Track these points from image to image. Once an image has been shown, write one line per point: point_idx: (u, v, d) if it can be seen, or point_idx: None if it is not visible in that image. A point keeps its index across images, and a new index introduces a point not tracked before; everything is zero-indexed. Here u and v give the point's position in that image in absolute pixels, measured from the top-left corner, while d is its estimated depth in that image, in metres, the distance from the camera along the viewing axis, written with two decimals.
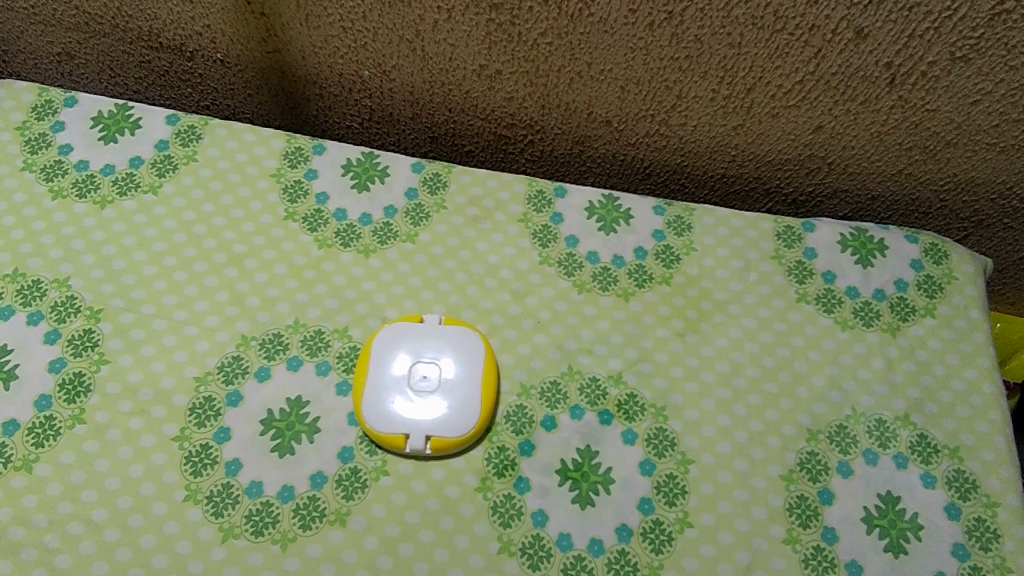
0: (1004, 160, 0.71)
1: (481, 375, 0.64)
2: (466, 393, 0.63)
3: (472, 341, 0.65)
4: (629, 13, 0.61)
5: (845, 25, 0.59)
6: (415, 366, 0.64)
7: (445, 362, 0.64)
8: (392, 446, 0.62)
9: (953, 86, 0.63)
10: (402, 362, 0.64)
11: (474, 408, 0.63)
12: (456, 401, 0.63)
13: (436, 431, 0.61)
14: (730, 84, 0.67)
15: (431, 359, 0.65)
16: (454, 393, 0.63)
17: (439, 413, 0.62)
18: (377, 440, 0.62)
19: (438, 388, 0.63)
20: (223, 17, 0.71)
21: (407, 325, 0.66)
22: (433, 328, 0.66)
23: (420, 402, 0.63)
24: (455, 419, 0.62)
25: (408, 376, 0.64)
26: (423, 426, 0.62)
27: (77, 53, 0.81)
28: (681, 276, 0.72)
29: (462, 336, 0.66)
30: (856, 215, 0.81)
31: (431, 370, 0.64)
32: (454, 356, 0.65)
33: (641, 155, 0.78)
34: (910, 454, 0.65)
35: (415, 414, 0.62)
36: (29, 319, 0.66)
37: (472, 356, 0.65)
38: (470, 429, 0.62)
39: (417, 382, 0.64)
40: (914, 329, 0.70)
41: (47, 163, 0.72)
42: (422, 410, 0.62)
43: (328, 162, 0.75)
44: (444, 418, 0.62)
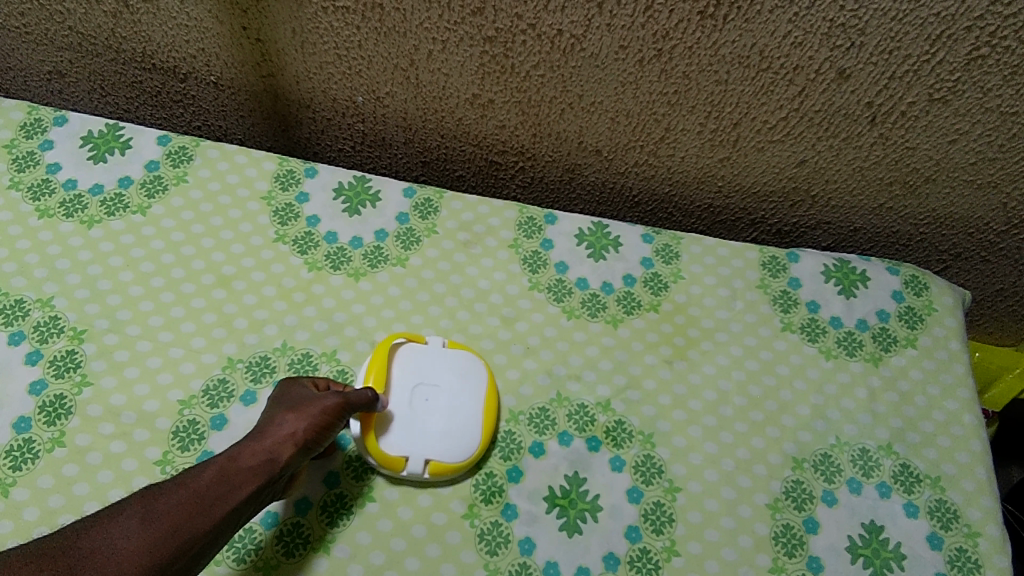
0: (982, 196, 0.73)
1: (484, 401, 0.64)
2: (467, 419, 0.63)
3: (475, 368, 0.65)
4: (619, 50, 0.63)
5: (828, 66, 0.60)
6: (418, 387, 0.64)
7: (448, 386, 0.64)
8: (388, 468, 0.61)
9: (932, 126, 0.65)
10: (404, 382, 0.64)
11: (475, 435, 0.62)
12: (457, 426, 0.63)
13: (434, 456, 0.61)
14: (717, 118, 0.68)
15: (433, 381, 0.64)
16: (455, 418, 0.63)
17: (440, 437, 0.62)
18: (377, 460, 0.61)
19: (439, 412, 0.63)
20: (219, 41, 0.71)
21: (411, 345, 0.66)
22: (437, 351, 0.66)
23: (420, 425, 0.63)
24: (455, 445, 0.62)
25: (410, 397, 0.64)
26: (421, 450, 0.61)
27: (68, 72, 0.80)
28: (669, 304, 0.73)
29: (465, 361, 0.65)
30: (838, 246, 0.82)
31: (433, 394, 0.64)
32: (457, 380, 0.65)
33: (630, 184, 0.79)
34: (893, 483, 0.66)
35: (415, 437, 0.62)
36: (11, 339, 0.65)
37: (474, 382, 0.65)
38: (470, 455, 0.62)
39: (418, 404, 0.63)
40: (896, 360, 0.72)
41: (34, 183, 0.72)
42: (422, 434, 0.62)
43: (319, 185, 0.75)
44: (443, 444, 0.62)
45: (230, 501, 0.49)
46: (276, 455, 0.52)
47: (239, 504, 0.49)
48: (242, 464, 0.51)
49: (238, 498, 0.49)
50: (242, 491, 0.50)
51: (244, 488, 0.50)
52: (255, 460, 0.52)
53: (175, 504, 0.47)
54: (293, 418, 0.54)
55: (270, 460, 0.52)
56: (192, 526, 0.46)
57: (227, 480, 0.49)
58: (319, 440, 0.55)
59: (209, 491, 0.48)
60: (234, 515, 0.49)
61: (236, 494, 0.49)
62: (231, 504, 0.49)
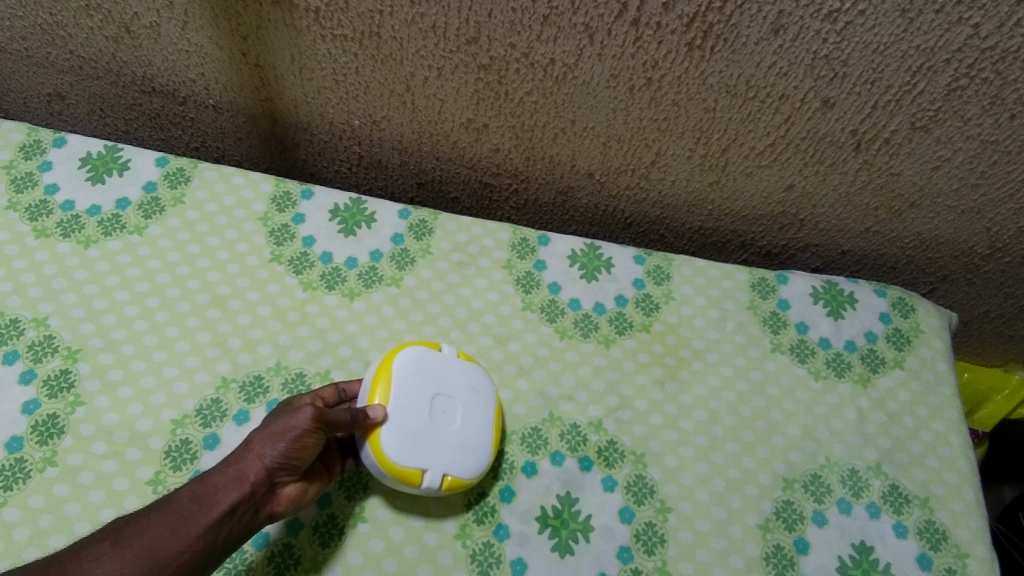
0: (966, 221, 0.74)
1: (496, 417, 0.64)
2: (483, 434, 0.62)
3: (486, 382, 0.64)
4: (610, 78, 0.64)
5: (813, 95, 0.62)
6: (436, 397, 0.61)
7: (466, 398, 0.62)
8: (405, 481, 0.58)
9: (915, 152, 0.66)
10: (423, 390, 0.61)
11: (490, 451, 0.62)
12: (474, 440, 0.61)
13: (454, 471, 0.59)
14: (706, 144, 0.70)
15: (450, 392, 0.62)
16: (473, 432, 0.61)
17: (457, 451, 0.60)
18: (391, 472, 0.58)
19: (456, 424, 0.61)
20: (219, 67, 0.73)
21: (427, 351, 0.63)
22: (452, 360, 0.64)
23: (438, 437, 0.60)
24: (471, 460, 0.60)
25: (429, 406, 0.61)
26: (441, 464, 0.59)
27: (68, 94, 0.82)
28: (660, 324, 0.74)
29: (478, 374, 0.64)
30: (827, 268, 0.84)
31: (450, 405, 0.62)
32: (471, 393, 0.63)
33: (622, 207, 0.81)
34: (882, 504, 0.66)
35: (432, 449, 0.59)
36: (5, 358, 0.65)
37: (486, 397, 0.64)
38: (482, 471, 0.61)
39: (436, 414, 0.61)
40: (884, 381, 0.73)
41: (32, 203, 0.73)
42: (440, 446, 0.60)
43: (315, 206, 0.76)
44: (462, 458, 0.60)
45: (200, 523, 0.52)
46: (246, 473, 0.54)
47: (210, 524, 0.52)
48: (212, 486, 0.53)
49: (209, 519, 0.52)
50: (212, 511, 0.52)
51: (214, 509, 0.52)
52: (225, 480, 0.54)
53: (145, 529, 0.50)
54: (262, 436, 0.56)
55: (238, 480, 0.54)
56: (162, 548, 0.50)
57: (197, 502, 0.52)
58: (294, 454, 0.56)
59: (179, 515, 0.51)
60: (211, 536, 0.52)
61: (207, 515, 0.52)
62: (202, 525, 0.52)
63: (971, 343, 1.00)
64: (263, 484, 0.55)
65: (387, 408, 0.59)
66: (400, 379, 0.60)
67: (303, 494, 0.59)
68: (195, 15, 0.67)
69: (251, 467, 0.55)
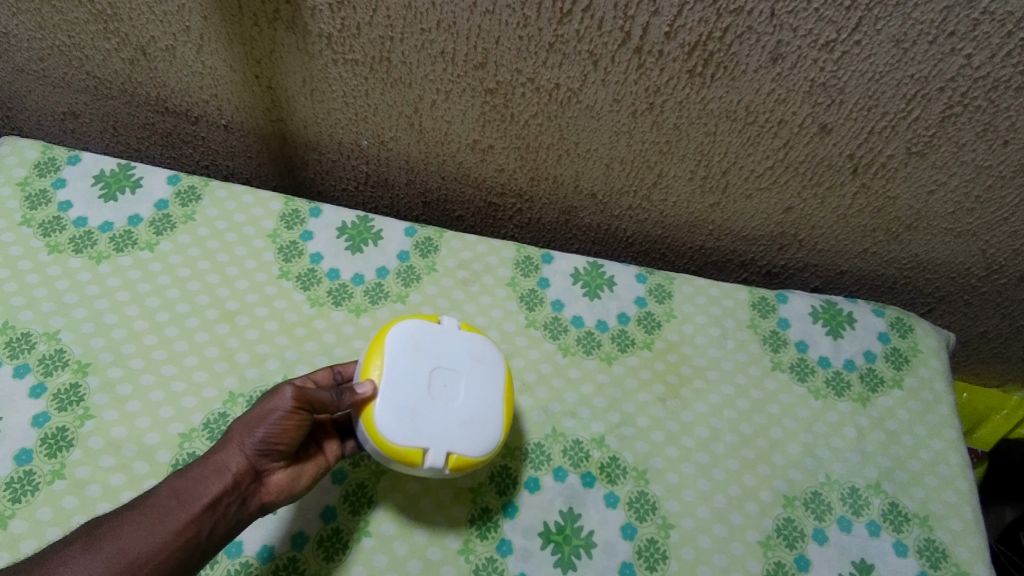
0: (962, 244, 0.76)
1: (504, 390, 0.60)
2: (490, 407, 0.58)
3: (490, 353, 0.61)
4: (614, 103, 0.66)
5: (811, 121, 0.63)
6: (436, 370, 0.57)
7: (468, 370, 0.59)
8: (407, 461, 0.54)
9: (912, 176, 0.68)
10: (420, 363, 0.57)
11: (499, 425, 0.58)
12: (480, 415, 0.57)
13: (459, 448, 0.55)
14: (706, 166, 0.71)
15: (451, 365, 0.58)
16: (478, 407, 0.57)
17: (461, 426, 0.56)
18: (390, 453, 0.54)
19: (460, 398, 0.57)
20: (231, 88, 0.74)
21: (424, 324, 0.60)
22: (453, 332, 0.60)
23: (441, 412, 0.56)
24: (478, 436, 0.56)
25: (429, 381, 0.57)
26: (445, 441, 0.55)
27: (82, 113, 0.83)
28: (662, 342, 0.75)
29: (481, 345, 0.61)
30: (825, 287, 0.86)
31: (452, 378, 0.58)
32: (475, 365, 0.59)
33: (625, 226, 0.82)
34: (882, 522, 0.67)
35: (435, 425, 0.55)
36: (16, 371, 0.66)
37: (492, 369, 0.60)
38: (491, 449, 0.57)
39: (436, 388, 0.57)
40: (883, 400, 0.74)
41: (46, 219, 0.74)
42: (444, 421, 0.56)
43: (323, 224, 0.77)
44: (467, 434, 0.56)
45: (178, 518, 0.51)
46: (226, 464, 0.54)
47: (190, 519, 0.51)
48: (191, 480, 0.53)
49: (189, 514, 0.51)
50: (192, 505, 0.52)
51: (193, 504, 0.52)
52: (204, 473, 0.53)
53: (119, 531, 0.50)
54: (242, 425, 0.56)
55: (218, 472, 0.54)
56: (138, 547, 0.49)
57: (175, 498, 0.52)
58: (275, 440, 0.55)
59: (155, 514, 0.51)
60: (192, 531, 0.51)
61: (186, 510, 0.52)
62: (181, 521, 0.51)
63: (970, 363, 1.01)
64: (246, 473, 0.55)
65: (381, 384, 0.55)
66: (395, 353, 0.57)
67: (293, 481, 0.58)
68: (210, 39, 0.69)
69: (231, 458, 0.55)
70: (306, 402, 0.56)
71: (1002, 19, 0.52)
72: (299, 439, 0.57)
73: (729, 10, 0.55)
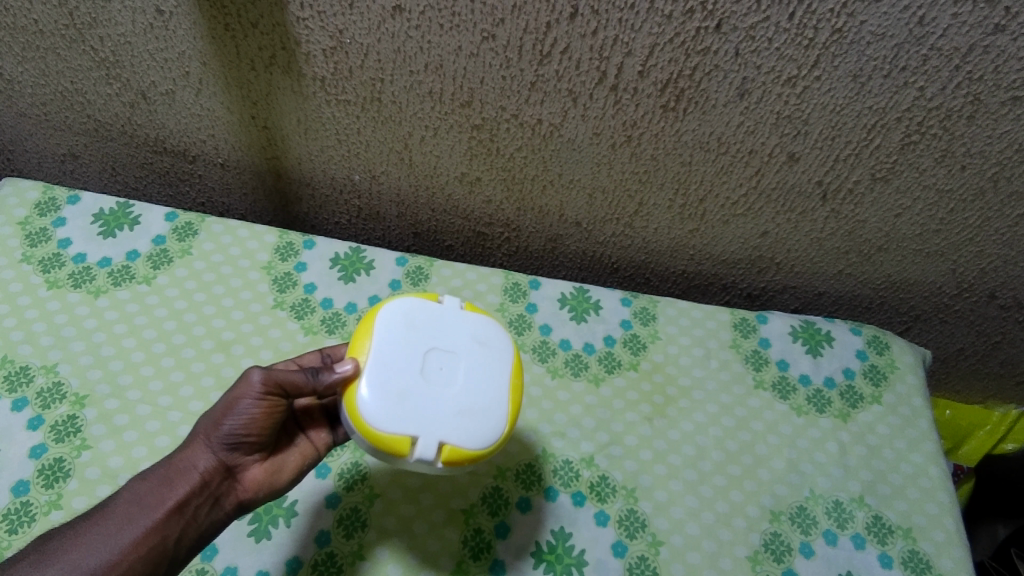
0: (932, 264, 0.79)
1: (509, 376, 0.55)
2: (490, 395, 0.54)
3: (496, 337, 0.57)
4: (594, 136, 0.69)
5: (779, 151, 0.67)
6: (430, 353, 0.54)
7: (468, 353, 0.55)
8: (392, 451, 0.51)
9: (878, 201, 0.71)
10: (415, 345, 0.54)
11: (501, 416, 0.54)
12: (478, 404, 0.53)
13: (451, 439, 0.51)
14: (684, 194, 0.75)
15: (448, 348, 0.55)
16: (476, 394, 0.53)
17: (455, 415, 0.52)
18: (375, 441, 0.51)
19: (456, 383, 0.53)
20: (228, 129, 0.77)
21: (423, 304, 0.57)
22: (455, 312, 0.57)
23: (434, 398, 0.52)
24: (474, 427, 0.52)
25: (422, 363, 0.53)
26: (436, 430, 0.51)
27: (81, 155, 0.86)
28: (648, 363, 0.77)
29: (486, 328, 0.57)
30: (805, 308, 0.89)
31: (449, 363, 0.54)
32: (476, 349, 0.55)
33: (609, 253, 0.85)
34: (867, 534, 0.69)
35: (426, 413, 0.52)
36: (14, 405, 0.67)
37: (495, 353, 0.56)
38: (490, 442, 0.53)
39: (430, 372, 0.53)
40: (863, 416, 0.76)
41: (45, 256, 0.76)
42: (437, 409, 0.52)
43: (317, 255, 0.79)
44: (462, 423, 0.52)
45: (142, 522, 0.52)
46: (193, 464, 0.55)
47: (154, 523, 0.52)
48: (156, 484, 0.54)
49: (153, 517, 0.53)
50: (159, 508, 0.53)
51: (157, 508, 0.53)
52: (170, 475, 0.54)
53: (82, 542, 0.51)
54: (208, 421, 0.56)
55: (186, 472, 0.55)
56: (98, 554, 0.51)
57: (137, 504, 0.53)
58: (245, 431, 0.56)
59: (117, 522, 0.52)
60: (159, 536, 0.52)
61: (152, 513, 0.53)
62: (145, 527, 0.52)
63: (950, 380, 1.03)
64: (217, 470, 0.56)
65: (368, 366, 0.53)
66: (387, 333, 0.54)
67: (267, 476, 0.60)
68: (209, 82, 0.72)
69: (199, 457, 0.56)
70: (273, 389, 0.56)
71: (949, 54, 0.56)
72: (271, 428, 0.58)
73: (696, 50, 0.59)
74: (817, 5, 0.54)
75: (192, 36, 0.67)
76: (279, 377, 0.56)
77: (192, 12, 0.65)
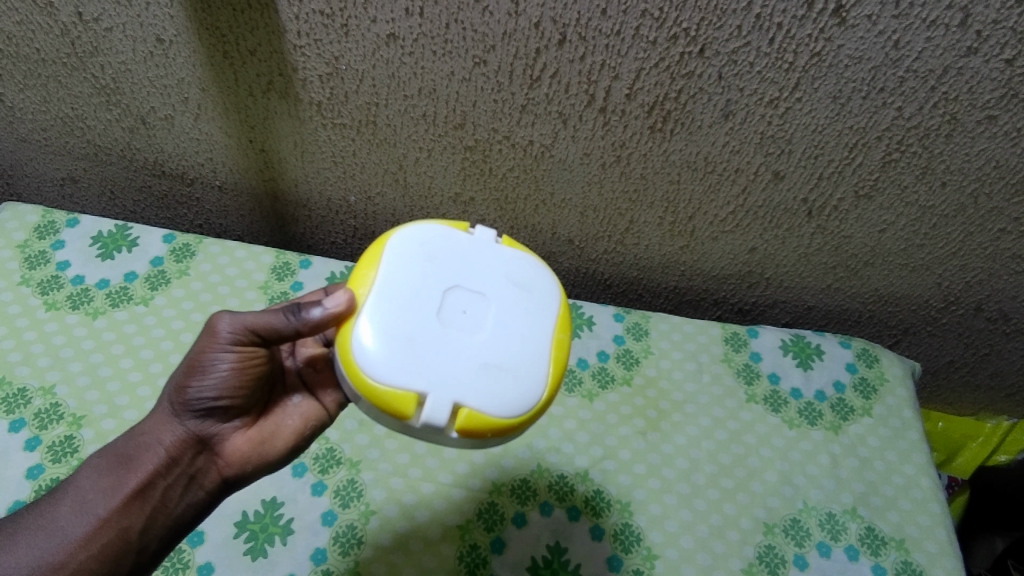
0: (917, 278, 0.81)
1: (540, 329, 0.51)
2: (515, 349, 0.49)
3: (528, 284, 0.52)
4: (584, 156, 0.71)
5: (765, 169, 0.69)
6: (451, 297, 0.49)
7: (494, 298, 0.50)
8: (393, 408, 0.46)
9: (863, 218, 0.73)
10: (433, 285, 0.50)
11: (526, 376, 0.49)
12: (499, 359, 0.48)
13: (464, 398, 0.47)
14: (673, 212, 0.76)
15: (473, 293, 0.50)
16: (501, 349, 0.49)
17: (471, 371, 0.47)
18: (377, 395, 0.46)
19: (476, 334, 0.48)
20: (226, 152, 0.79)
21: (446, 235, 0.52)
22: (482, 248, 0.53)
23: (450, 349, 0.48)
24: (492, 387, 0.47)
25: (440, 307, 0.49)
26: (448, 387, 0.47)
27: (81, 179, 0.87)
28: (640, 378, 0.78)
29: (517, 273, 0.52)
30: (795, 322, 0.90)
31: (472, 308, 0.49)
32: (503, 297, 0.51)
33: (602, 269, 0.87)
34: (860, 546, 0.69)
35: (438, 365, 0.47)
36: (11, 426, 0.68)
37: (523, 303, 0.51)
38: (507, 412, 0.47)
39: (449, 319, 0.49)
40: (854, 428, 0.77)
41: (44, 279, 0.77)
42: (451, 362, 0.47)
43: (313, 275, 0.81)
44: (479, 379, 0.47)
45: (97, 513, 0.53)
46: (158, 439, 0.56)
47: (110, 513, 0.53)
48: (119, 466, 0.56)
49: (110, 507, 0.54)
50: (119, 492, 0.54)
51: (117, 495, 0.54)
52: (135, 453, 0.56)
53: (32, 539, 0.52)
54: (172, 392, 0.57)
55: (152, 449, 0.56)
56: (57, 542, 0.52)
57: (97, 492, 0.54)
58: (212, 395, 0.56)
59: (70, 512, 0.53)
60: (118, 527, 0.53)
61: (110, 499, 0.54)
62: (102, 516, 0.53)
63: (940, 393, 1.05)
64: (188, 442, 0.58)
65: (375, 308, 0.48)
66: (402, 271, 0.50)
67: (243, 445, 0.60)
68: (207, 108, 0.73)
69: (165, 432, 0.57)
70: (234, 343, 0.55)
71: (924, 76, 0.58)
72: (243, 387, 0.58)
73: (681, 74, 0.60)
74: (796, 31, 0.56)
75: (192, 64, 0.69)
76: (243, 324, 0.55)
77: (192, 41, 0.66)
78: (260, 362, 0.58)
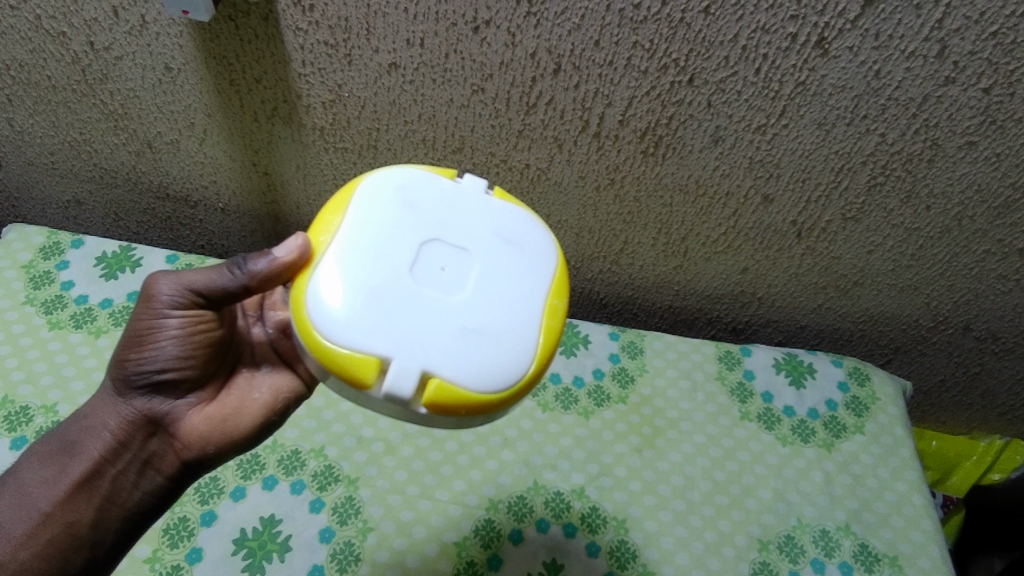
0: (906, 298, 0.82)
1: (523, 292, 0.49)
2: (494, 312, 0.48)
3: (513, 243, 0.51)
4: (579, 179, 0.73)
5: (754, 193, 0.71)
6: (427, 255, 0.48)
7: (475, 255, 0.49)
8: (353, 373, 0.45)
9: (851, 239, 0.75)
10: (409, 240, 0.49)
11: (505, 341, 0.47)
12: (476, 322, 0.47)
13: (435, 365, 0.45)
14: (666, 233, 0.78)
15: (452, 251, 0.49)
16: (477, 311, 0.47)
17: (445, 335, 0.46)
18: (340, 358, 0.45)
19: (453, 294, 0.47)
20: (229, 175, 0.81)
21: (427, 186, 0.51)
22: (465, 205, 0.51)
23: (422, 310, 0.46)
24: (467, 353, 0.46)
25: (414, 264, 0.48)
26: (417, 351, 0.45)
27: (86, 201, 0.89)
28: (636, 396, 0.79)
29: (501, 232, 0.51)
30: (788, 341, 0.92)
31: (450, 267, 0.48)
32: (484, 257, 0.49)
33: (597, 289, 0.88)
34: (853, 562, 0.70)
35: (408, 327, 0.46)
36: (13, 444, 0.68)
37: (505, 264, 0.50)
38: (482, 386, 0.46)
39: (423, 277, 0.47)
40: (846, 445, 0.78)
41: (47, 298, 0.78)
42: (423, 324, 0.46)
43: None
44: (452, 344, 0.46)
45: (39, 508, 0.54)
46: (107, 423, 0.58)
47: (52, 507, 0.54)
48: (61, 456, 0.56)
49: (53, 501, 0.54)
50: (61, 482, 0.55)
51: (59, 486, 0.55)
52: (83, 438, 0.57)
53: None
54: (117, 369, 0.58)
55: (99, 434, 0.57)
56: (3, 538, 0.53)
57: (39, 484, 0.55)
58: (156, 366, 0.57)
59: (9, 505, 0.54)
60: (64, 521, 0.54)
61: (53, 491, 0.55)
62: (43, 511, 0.54)
63: (932, 414, 1.06)
64: (141, 424, 0.58)
65: (342, 264, 0.47)
66: (372, 227, 0.49)
67: (196, 422, 0.59)
68: (213, 132, 0.75)
69: (112, 417, 0.58)
70: (173, 307, 0.57)
71: (906, 104, 0.60)
72: (189, 356, 0.58)
73: (671, 102, 0.63)
74: (780, 61, 0.58)
75: (199, 90, 0.71)
76: (180, 287, 0.56)
77: (199, 69, 0.68)
78: (206, 327, 0.58)
